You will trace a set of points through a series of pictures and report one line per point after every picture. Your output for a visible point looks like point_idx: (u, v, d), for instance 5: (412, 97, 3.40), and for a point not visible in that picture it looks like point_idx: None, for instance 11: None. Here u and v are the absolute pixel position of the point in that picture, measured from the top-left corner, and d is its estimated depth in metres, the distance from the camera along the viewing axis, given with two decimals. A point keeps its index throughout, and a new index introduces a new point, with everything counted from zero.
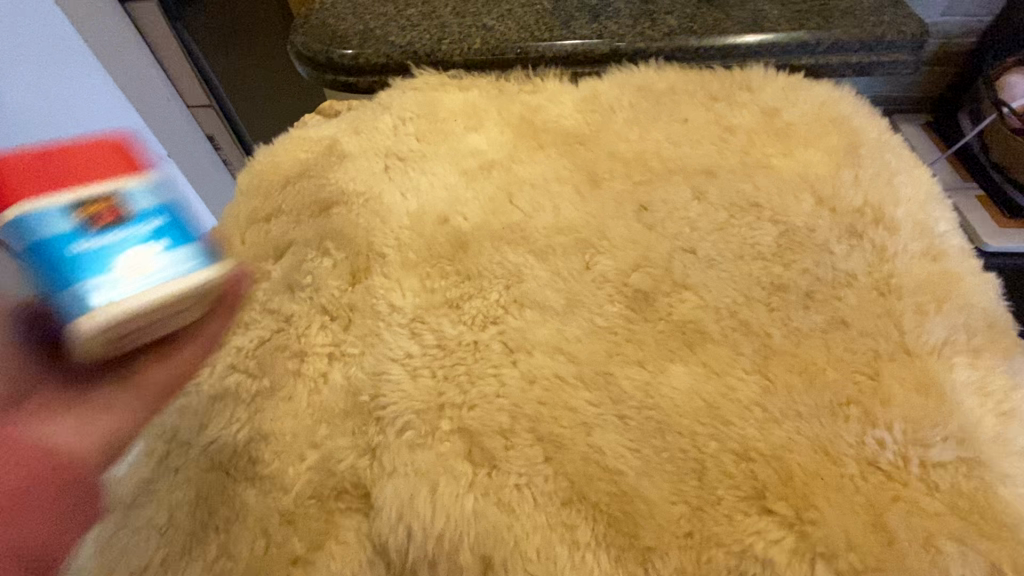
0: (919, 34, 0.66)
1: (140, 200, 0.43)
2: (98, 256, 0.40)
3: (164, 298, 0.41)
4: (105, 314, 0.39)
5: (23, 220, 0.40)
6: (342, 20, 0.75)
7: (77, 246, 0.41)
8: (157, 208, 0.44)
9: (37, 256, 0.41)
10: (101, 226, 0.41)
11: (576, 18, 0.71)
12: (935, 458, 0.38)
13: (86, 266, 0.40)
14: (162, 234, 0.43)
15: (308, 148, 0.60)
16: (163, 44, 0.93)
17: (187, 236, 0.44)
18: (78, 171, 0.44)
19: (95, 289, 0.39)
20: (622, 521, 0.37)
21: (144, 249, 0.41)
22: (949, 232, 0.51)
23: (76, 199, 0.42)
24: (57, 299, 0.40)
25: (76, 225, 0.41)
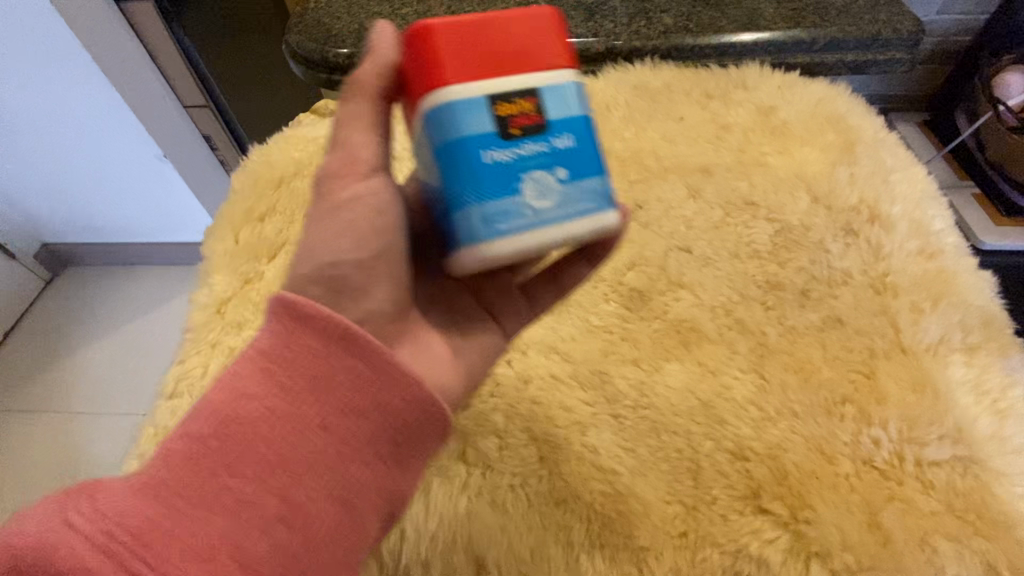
0: (914, 32, 0.66)
1: (550, 106, 0.37)
2: (507, 173, 0.36)
3: (551, 230, 0.37)
4: (506, 236, 0.36)
5: (446, 116, 0.35)
6: (337, 19, 0.74)
7: (490, 158, 0.36)
8: (572, 120, 0.38)
9: (446, 165, 0.36)
10: (515, 135, 0.36)
11: (572, 17, 0.71)
12: (931, 457, 0.38)
13: (484, 180, 0.36)
14: (557, 157, 0.37)
15: (303, 148, 0.59)
16: (155, 41, 0.89)
17: (580, 159, 0.38)
18: (503, 60, 0.37)
19: (501, 212, 0.36)
20: (616, 522, 0.37)
21: (540, 172, 0.37)
22: (945, 230, 0.51)
23: (502, 93, 0.36)
24: (456, 209, 0.37)
25: (496, 133, 0.36)
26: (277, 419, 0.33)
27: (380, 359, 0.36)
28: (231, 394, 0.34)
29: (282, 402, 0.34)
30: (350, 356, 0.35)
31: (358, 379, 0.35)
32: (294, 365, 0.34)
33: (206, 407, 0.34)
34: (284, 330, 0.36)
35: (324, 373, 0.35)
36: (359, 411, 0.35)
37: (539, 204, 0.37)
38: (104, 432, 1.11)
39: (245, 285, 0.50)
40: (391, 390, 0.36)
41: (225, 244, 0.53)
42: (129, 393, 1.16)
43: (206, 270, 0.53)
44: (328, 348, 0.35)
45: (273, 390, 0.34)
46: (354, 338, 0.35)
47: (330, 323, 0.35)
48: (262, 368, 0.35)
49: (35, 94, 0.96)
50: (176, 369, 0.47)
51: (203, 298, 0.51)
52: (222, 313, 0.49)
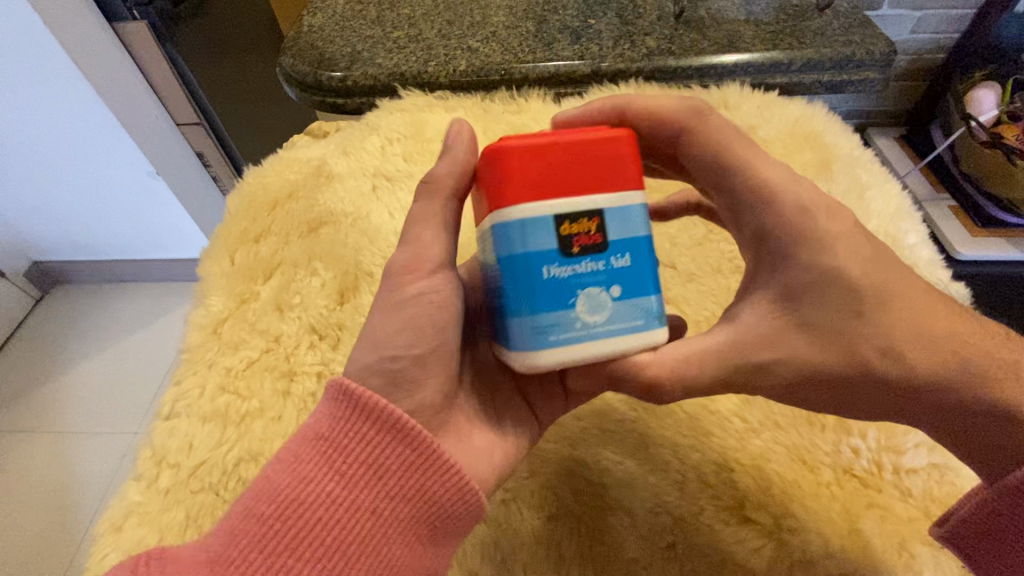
0: (887, 53, 0.70)
1: (613, 228, 0.31)
2: (562, 287, 0.30)
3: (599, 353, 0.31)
4: (551, 355, 0.31)
5: (506, 228, 0.31)
6: (330, 43, 0.76)
7: (549, 271, 0.30)
8: (636, 241, 0.32)
9: (502, 270, 0.31)
10: (576, 252, 0.30)
11: (559, 40, 0.74)
12: (908, 464, 0.39)
13: (538, 294, 0.30)
14: (617, 276, 0.31)
15: (297, 170, 0.61)
16: (151, 63, 0.91)
17: (643, 279, 0.32)
18: (572, 178, 0.31)
19: (551, 326, 0.30)
20: (605, 534, 0.38)
21: (598, 288, 0.31)
22: (919, 244, 0.53)
23: (568, 209, 0.31)
24: (505, 312, 0.31)
25: (553, 245, 0.30)
26: (332, 504, 0.31)
27: (420, 440, 0.33)
28: (285, 473, 0.32)
29: (337, 486, 0.32)
30: (404, 441, 0.33)
31: (409, 464, 0.33)
32: (348, 447, 0.33)
33: (259, 483, 0.32)
34: (334, 406, 0.34)
35: (377, 457, 0.33)
36: (408, 497, 0.33)
37: (590, 318, 0.31)
38: (95, 452, 1.10)
39: (241, 305, 0.51)
40: (439, 475, 0.34)
41: (220, 265, 0.54)
42: (121, 411, 1.16)
43: (202, 291, 0.54)
44: (382, 432, 0.33)
45: (326, 472, 0.32)
46: (408, 424, 0.33)
47: (383, 409, 0.33)
48: (314, 447, 0.33)
49: (31, 114, 0.96)
50: (172, 390, 0.48)
51: (199, 318, 0.51)
52: (217, 334, 0.50)
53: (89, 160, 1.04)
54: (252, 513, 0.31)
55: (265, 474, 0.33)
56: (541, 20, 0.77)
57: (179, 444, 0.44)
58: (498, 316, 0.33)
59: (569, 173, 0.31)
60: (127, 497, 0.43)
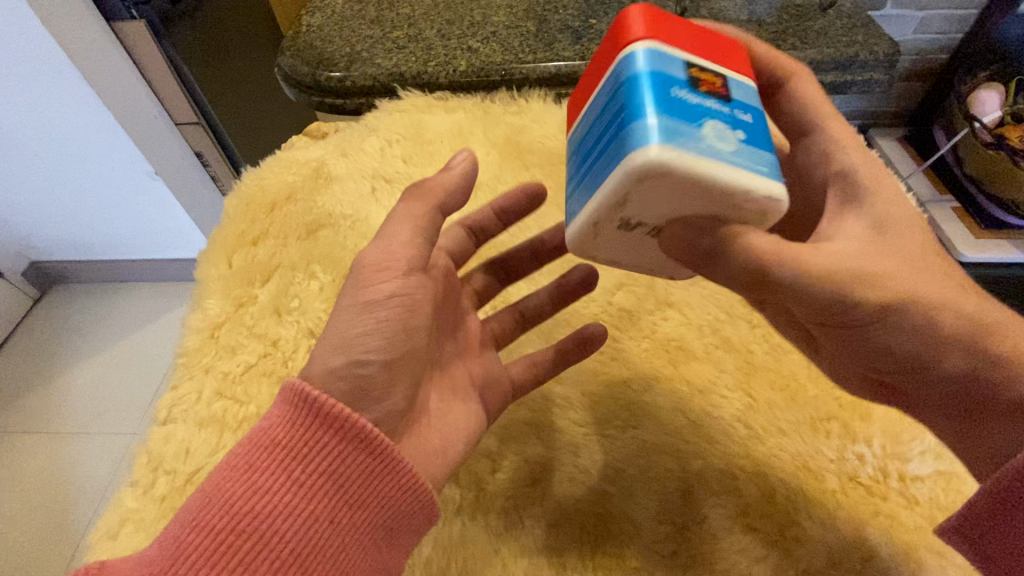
0: (890, 54, 0.69)
1: (739, 91, 0.30)
2: (690, 107, 0.28)
3: (717, 185, 0.27)
4: (677, 161, 0.26)
5: (633, 58, 0.29)
6: (328, 43, 0.76)
7: (676, 93, 0.28)
8: (758, 110, 0.30)
9: (630, 85, 0.28)
10: (704, 90, 0.29)
11: (559, 40, 0.73)
12: (914, 472, 0.39)
13: (669, 104, 0.27)
14: (738, 122, 0.29)
15: (295, 171, 0.60)
16: (148, 60, 0.90)
17: (759, 137, 0.29)
18: (700, 44, 0.31)
19: (678, 132, 0.27)
20: (607, 542, 0.37)
21: (722, 125, 0.28)
22: None
23: (693, 61, 0.30)
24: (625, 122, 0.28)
25: (684, 75, 0.29)
26: (292, 511, 0.32)
27: (374, 447, 0.35)
28: (241, 482, 0.32)
29: (296, 495, 0.33)
30: (366, 450, 0.35)
31: (369, 472, 0.35)
32: (308, 457, 0.34)
33: (211, 492, 0.32)
34: (289, 413, 0.35)
35: (338, 467, 0.34)
36: (366, 502, 0.34)
37: (715, 145, 0.27)
38: (94, 452, 1.10)
39: (238, 309, 0.51)
40: (396, 481, 0.35)
41: (218, 268, 0.54)
42: (120, 411, 1.15)
43: (199, 294, 0.54)
44: (345, 442, 0.34)
45: (284, 481, 0.33)
46: (370, 435, 0.35)
47: (345, 420, 0.34)
48: (270, 455, 0.33)
49: (29, 114, 0.96)
50: (168, 395, 0.47)
51: (196, 322, 0.51)
52: (215, 338, 0.49)
53: (86, 159, 1.03)
54: (208, 522, 0.31)
55: (215, 482, 0.33)
56: (541, 19, 0.76)
57: (175, 451, 0.44)
58: (598, 161, 0.30)
59: (696, 40, 0.31)
60: (123, 504, 0.42)
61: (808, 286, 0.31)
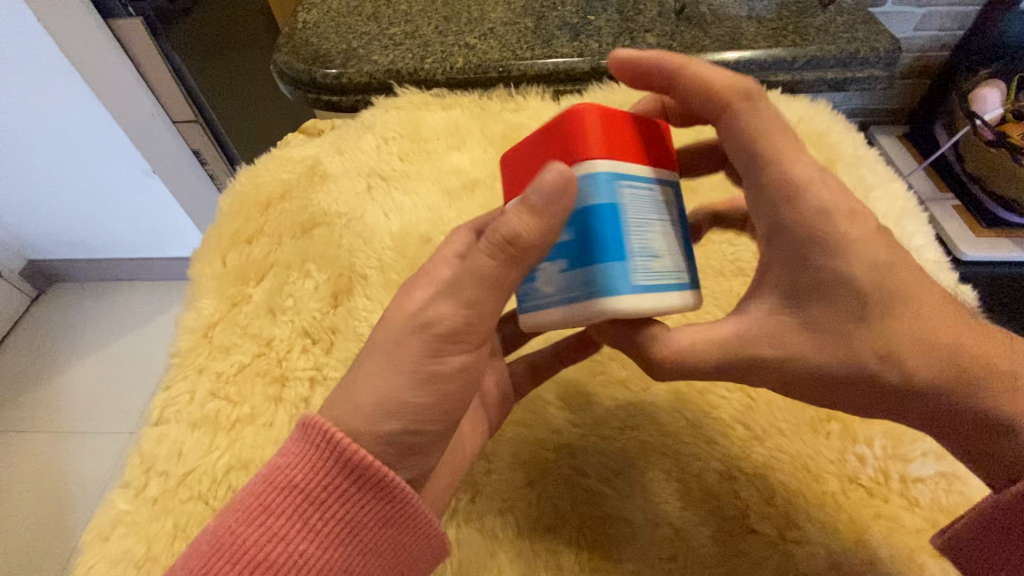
0: (891, 51, 0.69)
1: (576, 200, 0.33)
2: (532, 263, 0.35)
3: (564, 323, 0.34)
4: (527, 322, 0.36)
5: None
6: (324, 40, 0.75)
7: None
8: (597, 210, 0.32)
9: None
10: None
11: (557, 37, 0.72)
12: (915, 473, 0.38)
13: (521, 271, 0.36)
14: (565, 250, 0.33)
15: (290, 169, 0.59)
16: (146, 59, 0.89)
17: (590, 250, 0.32)
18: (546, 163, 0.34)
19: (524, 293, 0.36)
20: (604, 546, 0.37)
21: (552, 263, 0.34)
22: (925, 245, 0.52)
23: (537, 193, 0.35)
24: None
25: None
26: (304, 559, 0.31)
27: (394, 497, 0.32)
28: (254, 526, 0.31)
29: (310, 544, 0.31)
30: (382, 496, 0.32)
31: (387, 520, 0.32)
32: (323, 504, 0.31)
33: (223, 535, 0.31)
34: (308, 454, 0.32)
35: (353, 514, 0.32)
36: (380, 549, 0.32)
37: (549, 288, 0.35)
38: (91, 451, 1.09)
39: (232, 309, 0.50)
40: (413, 528, 0.33)
41: (212, 267, 0.53)
42: (118, 410, 1.14)
43: (192, 293, 0.53)
44: (361, 490, 0.32)
45: (299, 530, 0.31)
46: (388, 484, 0.32)
47: (367, 470, 0.31)
48: (286, 497, 0.31)
49: (25, 113, 0.95)
50: (161, 395, 0.47)
51: (190, 321, 0.50)
52: (208, 337, 0.49)
53: (83, 158, 1.03)
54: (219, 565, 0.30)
55: (228, 521, 0.31)
56: (539, 16, 0.76)
57: (168, 452, 0.43)
58: None
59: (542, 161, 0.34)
60: (114, 506, 0.42)
61: (696, 369, 0.36)
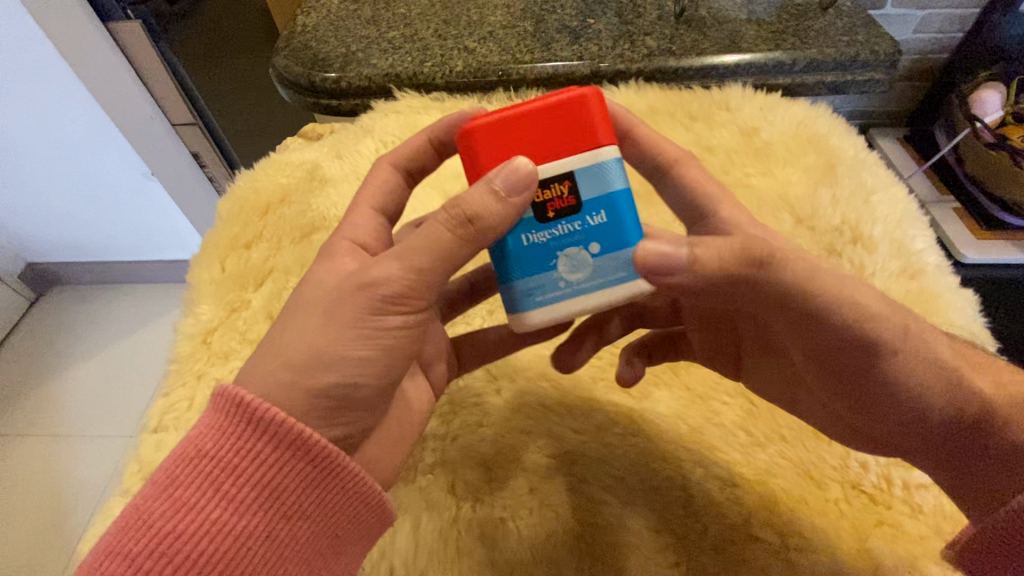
0: (891, 54, 0.68)
1: (592, 187, 0.33)
2: (543, 252, 0.33)
3: (585, 310, 0.34)
4: (539, 318, 0.34)
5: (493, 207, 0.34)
6: (323, 43, 0.75)
7: (529, 239, 0.33)
8: (616, 197, 0.33)
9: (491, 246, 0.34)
10: (553, 215, 0.33)
11: (557, 40, 0.72)
12: (918, 480, 0.38)
13: (522, 261, 0.33)
14: (594, 234, 0.33)
15: (290, 173, 0.59)
16: (149, 69, 0.89)
17: (621, 233, 0.33)
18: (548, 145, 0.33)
19: (536, 288, 0.34)
20: (605, 553, 0.36)
21: (577, 248, 0.33)
22: (927, 249, 0.52)
23: (547, 174, 0.32)
24: (506, 280, 0.34)
25: (532, 212, 0.33)
26: (218, 530, 0.30)
27: (312, 453, 0.32)
28: (163, 500, 0.30)
29: (224, 511, 0.30)
30: (302, 456, 0.32)
31: (310, 481, 0.32)
32: (236, 468, 0.30)
33: (129, 512, 0.29)
34: (219, 419, 0.31)
35: (272, 476, 0.31)
36: (305, 512, 0.32)
37: (577, 275, 0.33)
38: (90, 455, 1.09)
39: (231, 314, 0.50)
40: (341, 486, 0.33)
41: (210, 272, 0.53)
42: (118, 415, 1.14)
43: (191, 298, 0.53)
44: (278, 448, 0.31)
45: (213, 498, 0.30)
46: (308, 441, 0.32)
47: (280, 426, 0.31)
48: (196, 467, 0.31)
49: (24, 116, 0.95)
50: (160, 402, 0.46)
51: (188, 327, 0.50)
52: (207, 343, 0.48)
53: (80, 160, 1.02)
54: (123, 547, 0.28)
55: (137, 503, 0.30)
56: (539, 19, 0.76)
57: None
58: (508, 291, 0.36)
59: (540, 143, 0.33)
60: (112, 514, 0.41)
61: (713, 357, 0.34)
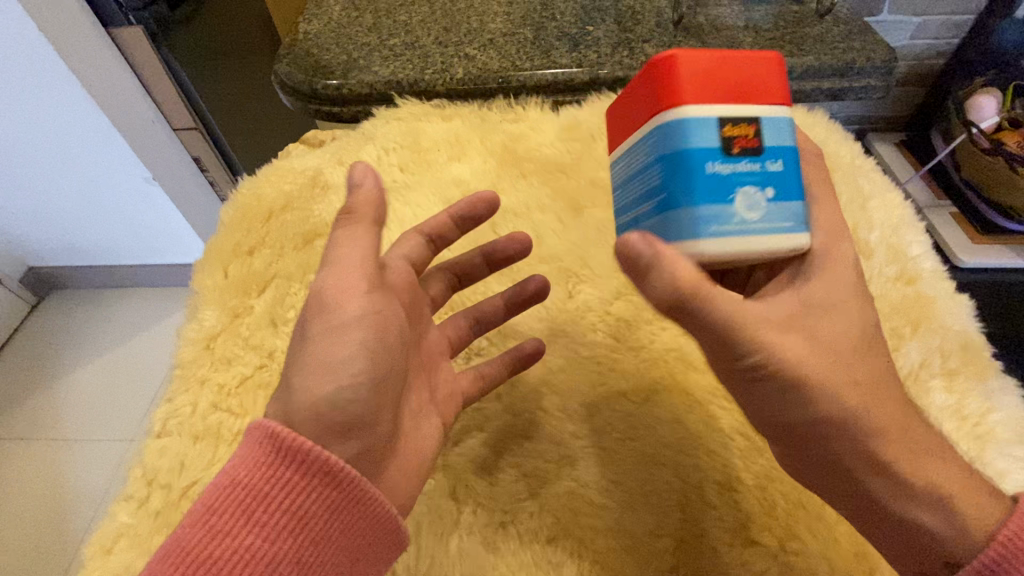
0: (888, 60, 0.69)
1: (774, 134, 0.31)
2: (724, 182, 0.30)
3: (757, 254, 0.31)
4: (717, 250, 0.30)
5: (675, 123, 0.30)
6: (325, 50, 0.76)
7: (711, 166, 0.30)
8: (791, 148, 0.32)
9: (673, 162, 0.30)
10: (737, 153, 0.30)
11: (556, 47, 0.73)
12: None
13: (699, 192, 0.30)
14: (771, 177, 0.31)
15: (292, 180, 0.60)
16: (149, 71, 0.90)
17: (792, 185, 0.32)
18: (737, 88, 0.31)
19: (711, 218, 0.30)
20: (605, 558, 0.37)
21: (755, 187, 0.30)
22: (923, 255, 0.52)
23: (733, 114, 0.30)
24: (670, 205, 0.30)
25: (719, 141, 0.30)
26: (251, 557, 0.30)
27: (340, 480, 0.33)
28: (198, 527, 0.31)
29: (256, 537, 0.31)
30: (328, 482, 0.33)
31: (336, 506, 0.33)
32: (267, 495, 0.32)
33: (170, 541, 0.31)
34: (252, 448, 0.33)
35: (299, 502, 0.32)
36: (332, 537, 0.33)
37: (749, 215, 0.30)
38: (91, 459, 1.09)
39: (234, 320, 0.50)
40: (364, 512, 0.34)
41: (214, 278, 0.53)
42: (119, 418, 1.14)
43: (195, 304, 0.53)
44: (305, 475, 0.32)
45: (246, 525, 0.31)
46: (332, 467, 0.33)
47: (308, 453, 0.32)
48: (229, 495, 0.32)
49: (25, 120, 0.95)
50: (164, 407, 0.47)
51: (192, 332, 0.50)
52: (210, 349, 0.49)
53: (84, 166, 1.03)
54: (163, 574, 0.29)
55: (176, 532, 0.31)
56: (539, 26, 0.76)
57: (170, 464, 0.43)
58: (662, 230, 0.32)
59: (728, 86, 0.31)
60: (117, 519, 0.42)
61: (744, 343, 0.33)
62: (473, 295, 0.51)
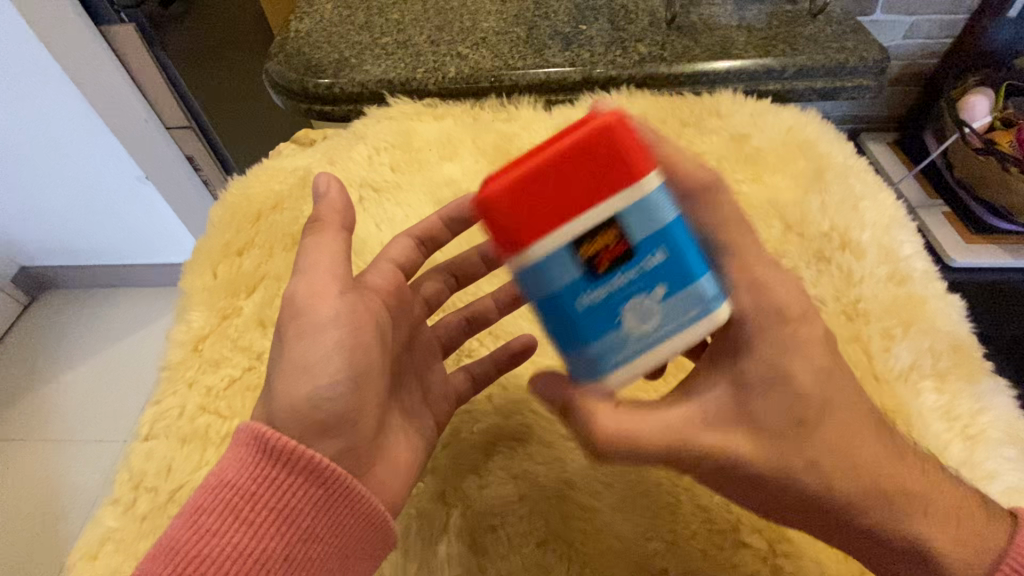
0: (880, 60, 0.69)
1: (643, 226, 0.29)
2: (604, 309, 0.30)
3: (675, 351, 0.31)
4: (617, 379, 0.31)
5: (528, 273, 0.30)
6: (316, 49, 0.75)
7: (585, 300, 0.30)
8: (670, 226, 0.30)
9: (545, 309, 0.30)
10: (605, 269, 0.29)
11: (550, 46, 0.73)
12: None
13: (584, 325, 0.30)
14: (656, 276, 0.30)
15: (282, 180, 0.59)
16: (140, 67, 0.89)
17: (687, 268, 0.30)
18: (584, 189, 0.28)
19: (604, 352, 0.31)
20: (594, 560, 0.37)
21: (642, 294, 0.30)
22: (914, 255, 0.52)
23: (586, 225, 0.29)
24: (565, 347, 0.31)
25: (578, 272, 0.29)
26: (238, 555, 0.30)
27: (328, 479, 0.33)
28: (186, 528, 0.30)
29: (244, 536, 0.31)
30: (316, 481, 0.32)
31: (324, 504, 0.33)
32: (254, 495, 0.31)
33: (159, 540, 0.31)
34: (240, 448, 0.33)
35: (287, 501, 0.32)
36: (320, 536, 0.32)
37: (642, 325, 0.30)
38: (83, 461, 1.08)
39: (223, 321, 0.50)
40: (354, 509, 0.34)
41: (202, 279, 0.53)
42: (111, 419, 1.14)
43: (183, 304, 0.53)
44: (293, 474, 0.32)
45: (233, 524, 0.31)
46: (320, 466, 0.32)
47: (294, 452, 0.32)
48: (216, 495, 0.31)
49: (16, 119, 0.94)
50: (151, 409, 0.46)
51: (180, 334, 0.50)
52: (199, 350, 0.49)
53: (74, 165, 1.02)
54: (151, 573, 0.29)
55: (164, 532, 0.31)
56: (532, 25, 0.76)
57: (157, 467, 0.43)
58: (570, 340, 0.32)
59: (575, 186, 0.28)
60: (103, 523, 0.41)
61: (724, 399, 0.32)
62: (464, 296, 0.51)
